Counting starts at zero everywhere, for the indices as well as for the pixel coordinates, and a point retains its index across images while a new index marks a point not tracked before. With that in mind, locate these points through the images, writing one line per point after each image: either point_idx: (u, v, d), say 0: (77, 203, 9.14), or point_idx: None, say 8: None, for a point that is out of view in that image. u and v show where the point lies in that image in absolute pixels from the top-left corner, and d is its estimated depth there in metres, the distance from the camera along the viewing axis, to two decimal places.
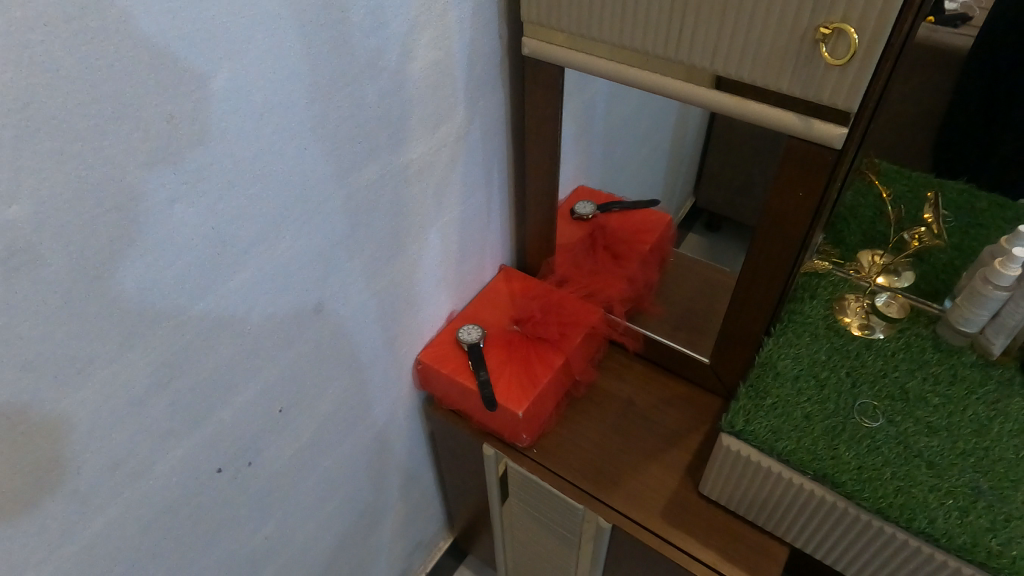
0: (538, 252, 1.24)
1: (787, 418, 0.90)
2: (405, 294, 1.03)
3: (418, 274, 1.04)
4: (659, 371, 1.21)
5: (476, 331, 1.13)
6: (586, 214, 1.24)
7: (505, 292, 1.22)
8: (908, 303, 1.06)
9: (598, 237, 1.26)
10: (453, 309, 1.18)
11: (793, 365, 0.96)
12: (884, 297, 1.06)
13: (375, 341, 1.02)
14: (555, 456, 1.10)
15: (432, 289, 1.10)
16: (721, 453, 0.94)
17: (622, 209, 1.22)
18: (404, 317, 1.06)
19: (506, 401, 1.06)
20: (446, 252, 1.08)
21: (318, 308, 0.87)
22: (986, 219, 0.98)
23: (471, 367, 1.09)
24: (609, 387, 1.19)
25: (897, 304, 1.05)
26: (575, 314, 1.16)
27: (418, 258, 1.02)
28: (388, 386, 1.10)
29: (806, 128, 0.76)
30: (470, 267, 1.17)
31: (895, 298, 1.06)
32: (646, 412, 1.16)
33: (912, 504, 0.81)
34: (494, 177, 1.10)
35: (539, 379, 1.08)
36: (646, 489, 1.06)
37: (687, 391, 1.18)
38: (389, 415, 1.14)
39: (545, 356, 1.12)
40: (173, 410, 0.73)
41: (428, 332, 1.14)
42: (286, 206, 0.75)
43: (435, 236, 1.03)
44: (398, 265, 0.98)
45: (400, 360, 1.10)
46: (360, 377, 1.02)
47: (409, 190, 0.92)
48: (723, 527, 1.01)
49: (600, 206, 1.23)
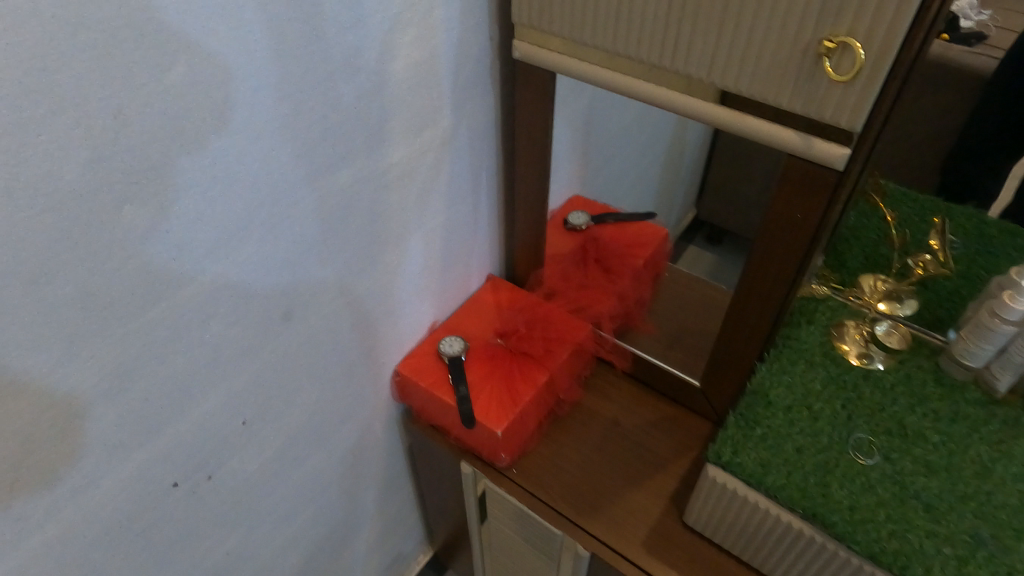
0: (527, 262, 1.19)
1: (777, 452, 0.85)
2: (383, 303, 0.99)
3: (397, 283, 0.99)
4: (648, 391, 1.17)
5: (457, 344, 1.09)
6: (580, 224, 1.20)
7: (491, 303, 1.18)
8: (909, 333, 1.02)
9: (591, 249, 1.21)
10: (436, 319, 1.14)
11: (786, 394, 0.91)
12: (885, 325, 1.02)
13: (349, 352, 0.97)
14: (535, 478, 1.06)
15: (413, 299, 1.05)
16: (706, 484, 0.90)
17: (615, 221, 1.18)
18: (381, 327, 1.01)
19: (485, 419, 1.01)
20: (429, 260, 1.04)
21: (286, 316, 0.82)
22: (1000, 247, 0.90)
23: (451, 382, 1.05)
24: (594, 406, 1.15)
25: (898, 335, 1.01)
26: (562, 329, 1.11)
27: (398, 266, 0.97)
28: (363, 397, 1.06)
29: (806, 147, 0.72)
30: (454, 277, 1.13)
31: (896, 328, 1.02)
32: (632, 435, 1.11)
33: (907, 550, 0.76)
34: (482, 184, 1.05)
35: (521, 397, 1.03)
36: (629, 516, 1.02)
37: (675, 413, 1.13)
38: (364, 428, 1.10)
39: (528, 372, 1.07)
40: (122, 423, 0.69)
41: (408, 342, 1.10)
42: (251, 210, 0.70)
43: (416, 243, 0.99)
44: (374, 273, 0.93)
45: (377, 371, 1.05)
46: (333, 388, 0.98)
47: (389, 195, 0.88)
48: (706, 560, 0.96)
49: (593, 217, 1.19)
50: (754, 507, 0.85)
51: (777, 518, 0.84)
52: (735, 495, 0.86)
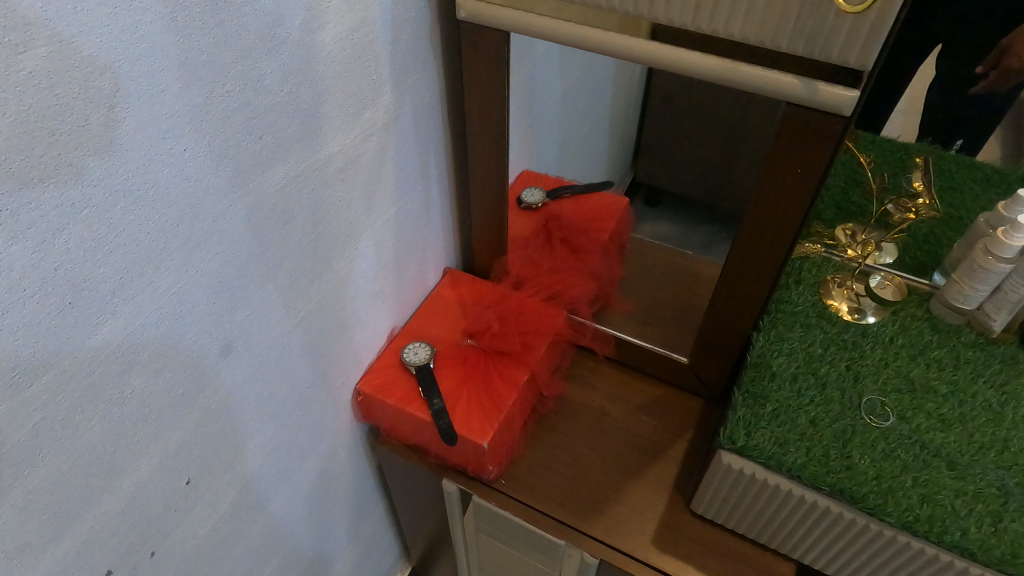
0: (487, 251, 1.08)
1: (791, 428, 0.79)
2: (335, 318, 0.85)
3: (349, 292, 0.86)
4: (631, 374, 1.09)
5: (423, 352, 0.97)
6: (535, 202, 1.10)
7: (454, 300, 1.06)
8: (903, 284, 0.96)
9: (554, 229, 1.12)
10: (394, 326, 1.02)
11: (789, 363, 0.85)
12: (877, 278, 0.96)
13: (303, 378, 0.84)
14: (526, 486, 0.96)
15: (368, 307, 0.92)
16: (717, 472, 0.83)
17: (573, 194, 1.12)
18: (336, 343, 0.88)
19: (467, 431, 0.90)
20: (380, 262, 0.91)
21: (226, 350, 0.68)
22: (961, 182, 1.00)
23: (423, 395, 0.93)
24: (578, 397, 1.06)
25: (892, 287, 0.95)
26: (534, 320, 1.01)
27: (348, 272, 0.84)
28: (324, 425, 0.93)
29: (808, 93, 0.64)
30: (409, 276, 1.00)
31: (889, 280, 0.96)
32: (622, 423, 1.03)
33: (940, 514, 0.71)
34: (431, 170, 0.93)
35: (503, 401, 0.93)
36: (633, 513, 0.94)
37: (663, 394, 1.07)
38: (328, 458, 0.97)
39: (506, 372, 0.97)
40: (28, 517, 0.54)
41: (367, 355, 0.97)
42: (165, 229, 0.56)
43: (366, 244, 0.86)
44: (322, 284, 0.80)
45: (336, 393, 0.92)
46: (289, 422, 0.84)
47: (329, 193, 0.74)
48: (721, 548, 0.90)
49: (549, 192, 1.10)
50: (772, 491, 0.79)
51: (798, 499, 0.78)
52: (752, 482, 0.80)
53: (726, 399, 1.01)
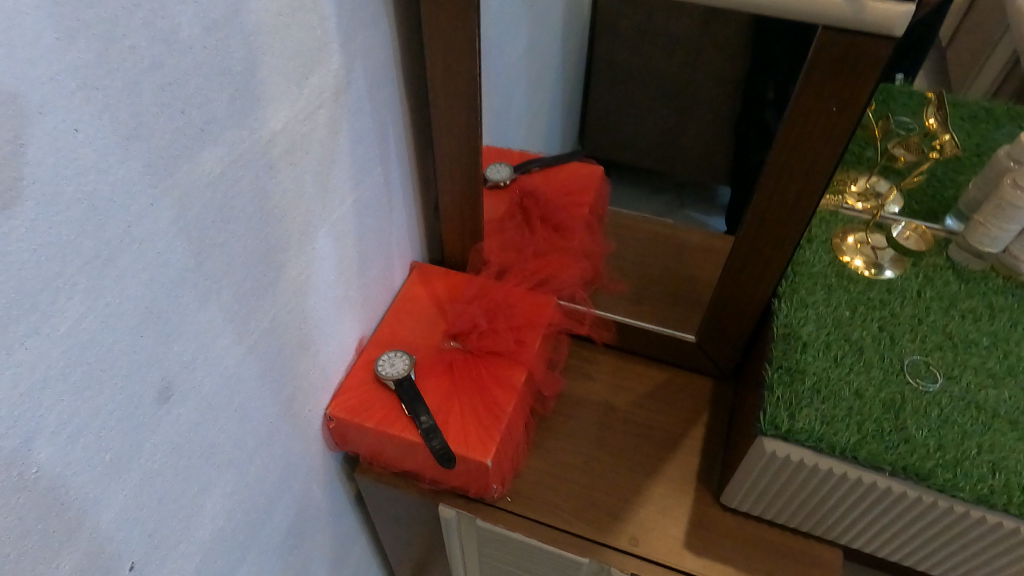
0: (460, 239, 0.95)
1: (837, 403, 0.70)
2: (297, 334, 0.71)
3: (310, 302, 0.71)
4: (630, 359, 0.99)
5: (402, 363, 0.83)
6: (502, 178, 0.96)
7: (428, 299, 0.93)
8: (931, 234, 0.87)
9: (531, 207, 1.00)
10: (362, 335, 0.87)
11: (818, 331, 0.77)
12: (898, 227, 0.88)
13: (267, 412, 0.69)
14: (536, 501, 0.84)
15: (332, 317, 0.78)
16: (759, 460, 0.73)
17: (542, 166, 1.01)
18: (300, 363, 0.73)
19: (466, 449, 0.77)
20: (342, 262, 0.76)
21: (165, 394, 0.53)
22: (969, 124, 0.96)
23: (409, 412, 0.80)
24: (577, 392, 0.95)
25: (915, 236, 0.87)
26: (525, 311, 0.88)
27: (308, 278, 0.70)
28: (294, 463, 0.78)
29: (854, 12, 0.56)
30: (374, 276, 0.86)
31: (913, 229, 0.88)
32: (631, 416, 0.93)
33: (1016, 481, 0.64)
34: (391, 149, 0.79)
35: (502, 408, 0.81)
36: (659, 515, 0.84)
37: (669, 378, 0.97)
38: (303, 501, 0.82)
39: (501, 374, 0.84)
40: None
41: (336, 374, 0.82)
42: (57, 240, 0.40)
43: (324, 242, 0.71)
44: (279, 295, 0.65)
45: (304, 424, 0.77)
46: (255, 467, 0.69)
47: (278, 183, 0.60)
48: (761, 543, 0.81)
49: (516, 167, 0.98)
50: (825, 475, 0.70)
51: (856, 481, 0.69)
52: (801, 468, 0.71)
53: (740, 376, 0.93)
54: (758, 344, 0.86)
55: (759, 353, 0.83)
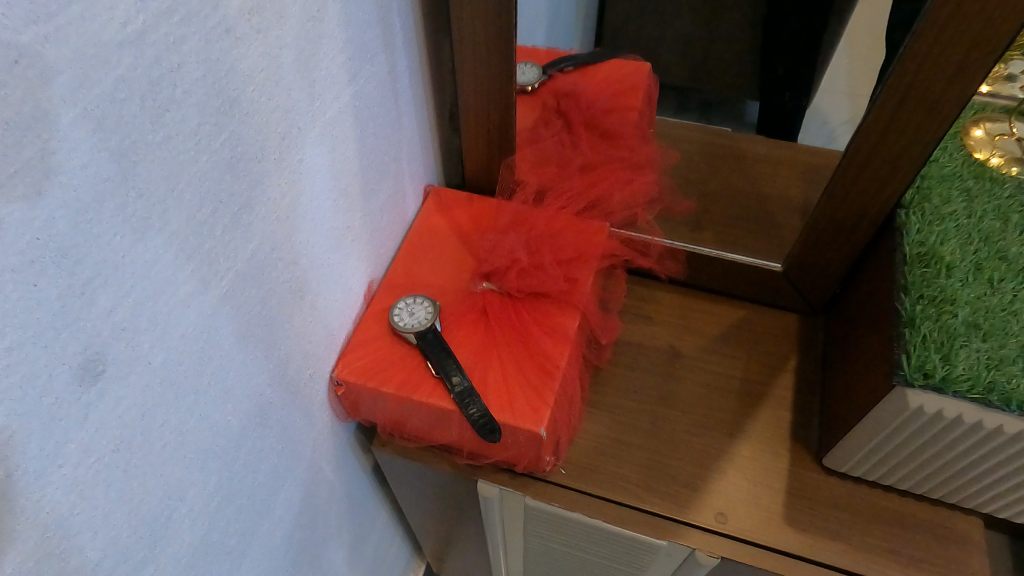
0: (485, 155, 0.77)
1: (1004, 341, 0.54)
2: (288, 279, 0.53)
3: (303, 235, 0.54)
4: (697, 295, 0.82)
5: (425, 311, 0.66)
6: (530, 81, 0.75)
7: (449, 231, 0.75)
8: None
9: (573, 113, 0.82)
10: (372, 280, 0.70)
11: (964, 249, 0.59)
12: None
13: (255, 383, 0.52)
14: (596, 471, 0.69)
15: (334, 257, 0.60)
16: (893, 417, 0.57)
17: (575, 66, 0.82)
18: (297, 318, 0.56)
19: (513, 416, 0.61)
20: (341, 183, 0.58)
21: (94, 368, 0.35)
22: None
23: (437, 372, 0.63)
24: (636, 337, 0.79)
25: None
26: (572, 241, 0.71)
27: (299, 202, 0.52)
28: (298, 441, 0.62)
29: None
30: (383, 204, 0.68)
31: None
32: (704, 362, 0.77)
33: None
34: (397, 29, 0.60)
35: (554, 363, 0.64)
36: (749, 482, 0.68)
37: (746, 316, 0.80)
38: (310, 486, 0.66)
39: (549, 320, 0.67)
40: None
41: (343, 328, 0.66)
42: None
43: (316, 152, 0.53)
44: (259, 225, 0.47)
45: (307, 391, 0.61)
46: (244, 454, 0.53)
47: (244, 58, 0.41)
48: (877, 512, 0.66)
49: (543, 70, 0.77)
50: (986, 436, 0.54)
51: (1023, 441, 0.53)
52: (955, 427, 0.54)
53: (836, 311, 0.76)
54: (870, 269, 0.68)
55: (874, 280, 0.66)
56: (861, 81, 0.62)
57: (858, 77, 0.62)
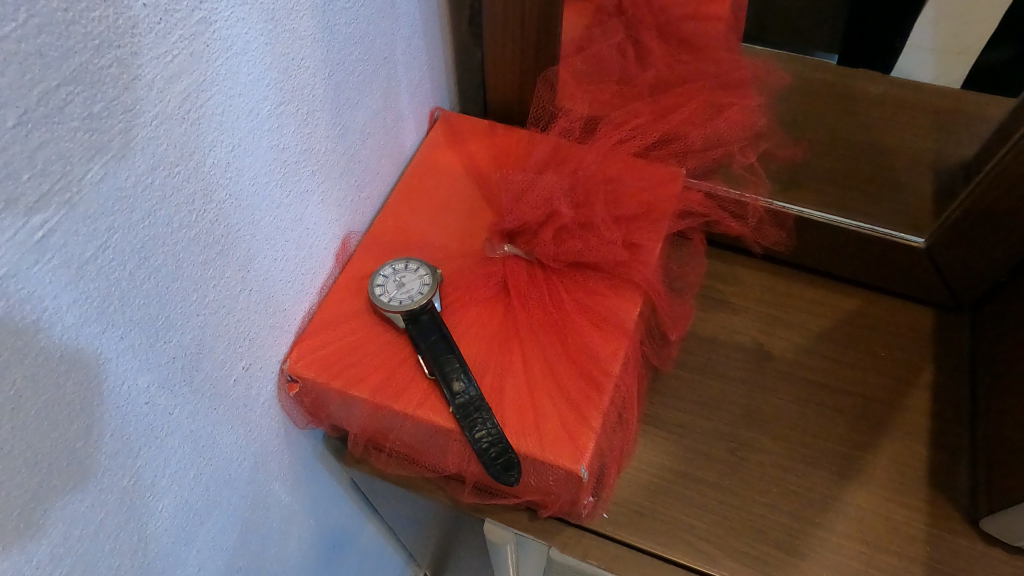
0: (515, 69, 0.55)
1: None
2: (191, 222, 0.33)
3: (218, 151, 0.33)
4: (793, 276, 0.61)
5: (419, 283, 0.46)
6: None
7: (462, 173, 0.55)
8: None
9: (646, 16, 0.59)
10: (350, 235, 0.50)
11: None
12: None
13: (128, 386, 0.32)
14: (651, 517, 0.49)
15: (282, 193, 0.40)
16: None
17: None
18: (212, 284, 0.36)
19: (539, 444, 0.41)
20: (289, 78, 0.37)
21: None
22: None
23: (431, 372, 0.44)
24: (708, 330, 0.58)
25: None
26: (634, 191, 0.50)
27: (204, 94, 0.31)
28: (225, 460, 0.43)
29: None
30: (366, 126, 0.48)
31: None
32: (804, 369, 0.56)
33: None
34: None
35: (602, 367, 0.44)
36: (869, 548, 0.48)
37: (862, 308, 0.59)
38: (250, 520, 0.47)
39: (596, 304, 0.46)
40: None
41: (302, 301, 0.46)
42: None
43: (236, 12, 0.32)
44: (113, 121, 0.27)
45: (239, 391, 0.42)
46: (114, 497, 0.33)
47: None
48: None
49: None
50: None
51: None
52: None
53: (997, 309, 0.54)
54: None
55: None
56: (953, 40, 0.54)
57: (952, 34, 0.54)
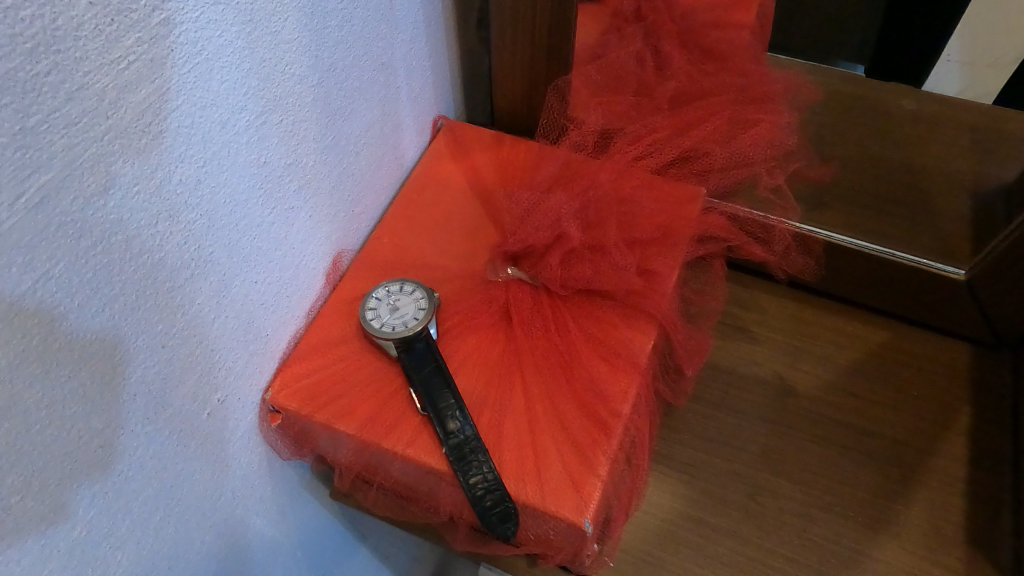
0: (526, 77, 0.52)
1: None
2: (154, 247, 0.30)
3: (186, 167, 0.30)
4: (818, 304, 0.57)
5: (415, 309, 0.43)
6: None
7: (464, 188, 0.51)
8: None
9: (668, 22, 0.55)
10: (342, 253, 0.46)
11: None
12: None
13: (79, 430, 0.29)
14: (660, 568, 0.45)
15: (264, 211, 0.36)
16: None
17: None
18: (182, 313, 0.33)
19: (540, 493, 0.37)
20: (271, 85, 0.34)
21: None
22: None
23: (424, 408, 0.40)
24: (727, 361, 0.54)
25: None
26: (650, 213, 0.46)
27: (168, 104, 0.28)
28: (199, 499, 0.39)
29: None
30: (360, 137, 0.44)
31: None
32: (829, 407, 0.52)
33: None
34: None
35: (612, 408, 0.40)
36: None
37: (895, 341, 0.54)
38: (228, 560, 0.44)
39: (606, 336, 0.43)
40: None
41: (286, 327, 0.42)
42: None
43: (207, 13, 0.28)
44: (52, 135, 0.24)
45: (215, 424, 0.38)
46: (63, 550, 0.30)
47: None
48: None
49: None
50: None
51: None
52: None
53: None
54: None
55: None
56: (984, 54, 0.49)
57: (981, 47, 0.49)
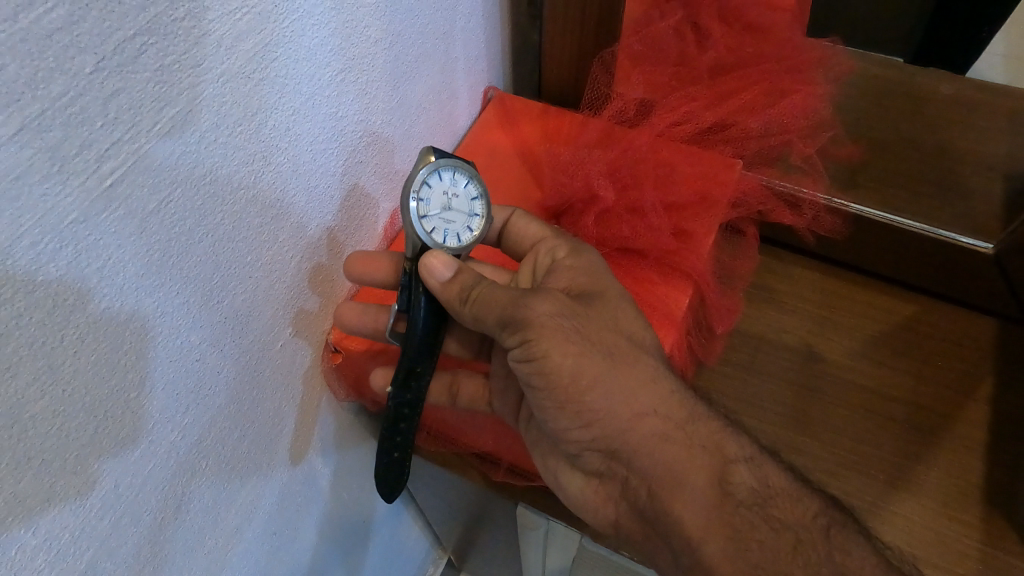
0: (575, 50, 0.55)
1: None
2: (249, 183, 0.33)
3: (278, 114, 0.33)
4: (847, 278, 0.59)
5: (466, 218, 0.41)
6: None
7: (513, 154, 0.54)
8: None
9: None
10: (399, 208, 0.50)
11: None
12: None
13: (182, 343, 0.33)
14: None
15: (338, 163, 0.40)
16: (485, 294, 0.39)
17: None
18: (266, 247, 0.36)
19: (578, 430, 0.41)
20: (350, 46, 0.37)
21: None
22: None
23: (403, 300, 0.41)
24: (758, 328, 0.57)
25: None
26: (689, 179, 0.49)
27: (269, 56, 0.31)
28: (271, 425, 0.43)
29: None
30: (421, 101, 0.47)
31: None
32: (854, 373, 0.54)
33: None
34: None
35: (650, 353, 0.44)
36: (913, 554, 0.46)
37: (920, 313, 0.56)
38: (290, 484, 0.48)
39: (648, 292, 0.47)
40: None
41: (348, 273, 0.46)
42: None
43: None
44: (182, 75, 0.27)
45: (286, 357, 0.42)
46: (163, 449, 0.34)
47: None
48: None
49: None
50: (599, 397, 0.39)
51: (725, 454, 0.40)
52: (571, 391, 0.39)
53: None
54: None
55: None
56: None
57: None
